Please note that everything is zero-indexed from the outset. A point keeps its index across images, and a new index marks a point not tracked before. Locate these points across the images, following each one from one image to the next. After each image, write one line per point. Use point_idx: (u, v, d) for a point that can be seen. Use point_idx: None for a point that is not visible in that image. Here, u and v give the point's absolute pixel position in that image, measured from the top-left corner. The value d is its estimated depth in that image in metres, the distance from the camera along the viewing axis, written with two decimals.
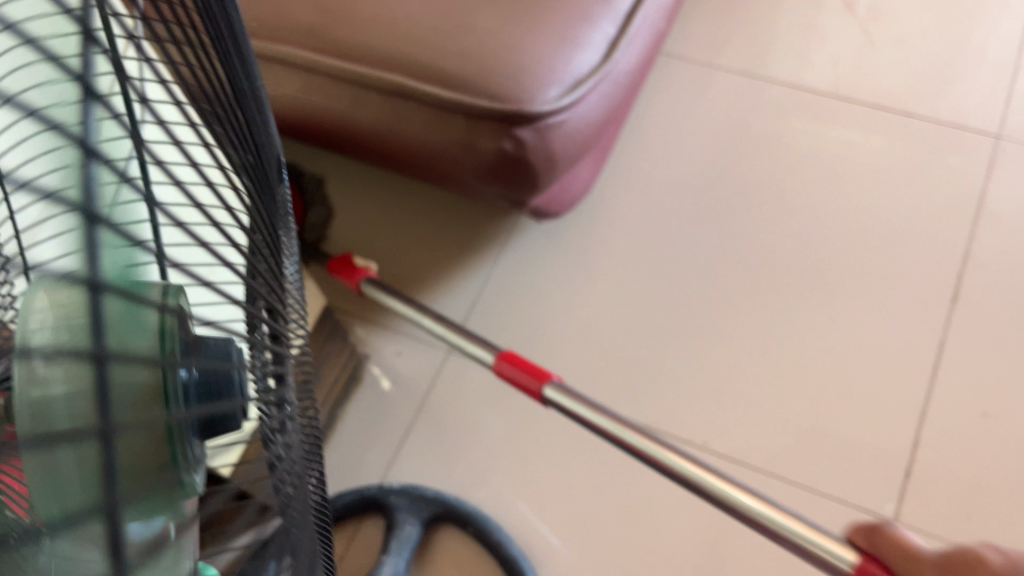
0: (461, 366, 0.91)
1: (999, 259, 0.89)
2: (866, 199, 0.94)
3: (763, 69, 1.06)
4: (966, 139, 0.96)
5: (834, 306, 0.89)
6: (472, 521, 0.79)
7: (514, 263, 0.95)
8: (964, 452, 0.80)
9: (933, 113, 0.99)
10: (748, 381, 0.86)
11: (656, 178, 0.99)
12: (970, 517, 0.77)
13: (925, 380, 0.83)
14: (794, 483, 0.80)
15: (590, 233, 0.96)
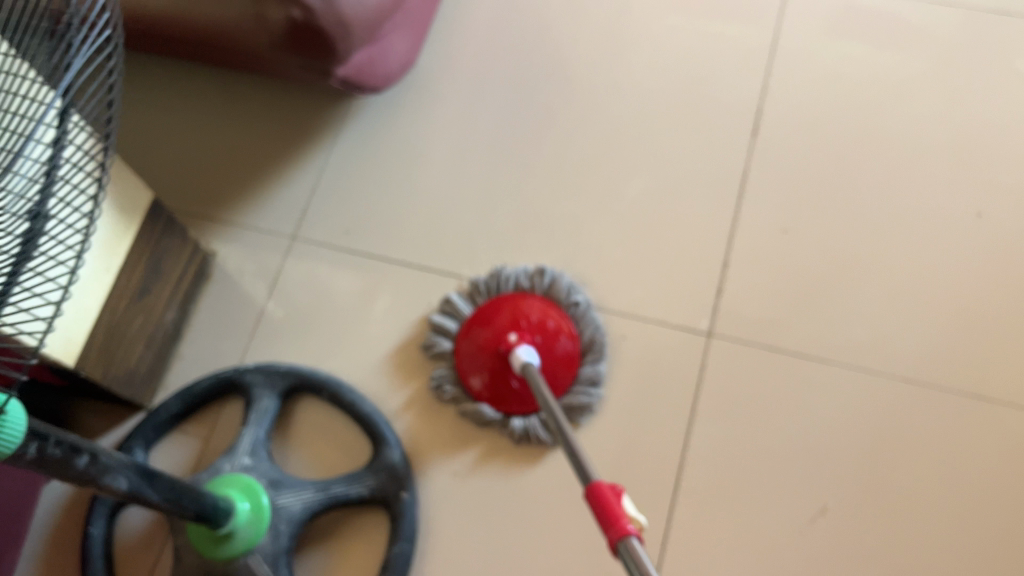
0: (306, 250, 0.93)
1: (794, 93, 0.95)
2: (674, 49, 0.99)
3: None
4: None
5: (649, 150, 0.94)
6: (326, 387, 0.84)
7: (350, 146, 0.97)
8: (767, 265, 0.88)
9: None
10: (575, 230, 0.91)
11: (483, 50, 1.01)
12: (779, 321, 0.85)
13: (732, 207, 0.90)
14: (620, 313, 0.87)
15: (422, 109, 0.98)
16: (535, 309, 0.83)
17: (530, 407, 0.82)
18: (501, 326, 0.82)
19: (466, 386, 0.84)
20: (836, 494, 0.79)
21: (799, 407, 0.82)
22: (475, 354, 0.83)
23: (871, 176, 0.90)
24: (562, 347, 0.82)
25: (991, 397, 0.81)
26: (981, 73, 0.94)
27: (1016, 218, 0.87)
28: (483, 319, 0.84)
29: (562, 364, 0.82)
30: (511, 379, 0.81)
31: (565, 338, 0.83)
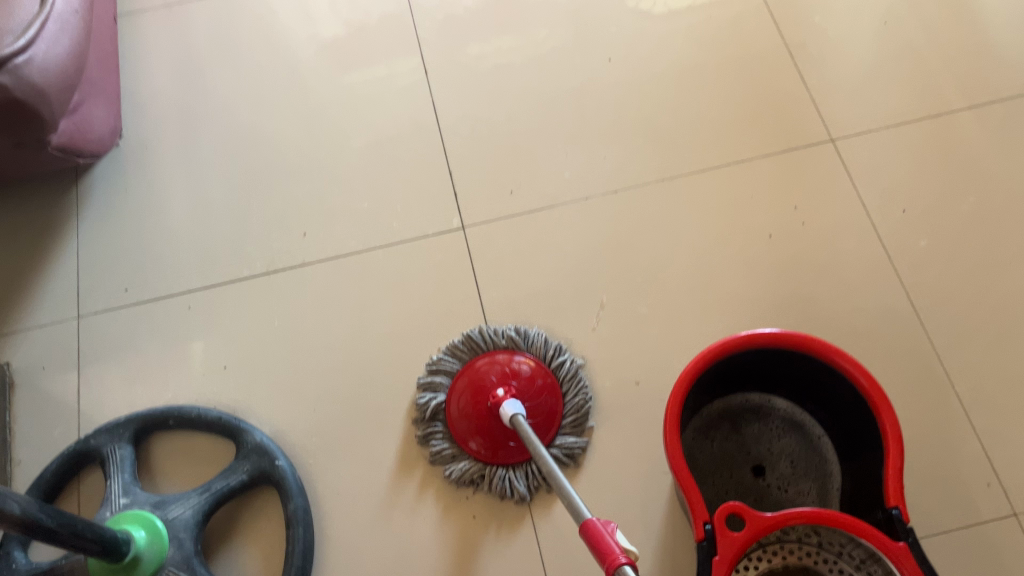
0: (95, 322, 0.99)
1: (441, 33, 1.16)
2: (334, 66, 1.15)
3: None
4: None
5: (354, 121, 1.10)
6: (170, 414, 0.89)
7: (95, 225, 1.05)
8: (481, 158, 1.06)
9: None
10: (322, 201, 1.05)
11: (179, 105, 1.13)
12: (512, 192, 1.03)
13: (435, 131, 1.08)
14: (387, 245, 1.01)
15: (147, 170, 1.08)
16: (491, 367, 0.89)
17: (520, 459, 0.86)
18: (489, 382, 0.88)
19: (464, 445, 0.88)
20: (608, 289, 0.97)
21: (552, 244, 1.00)
22: (463, 409, 0.88)
23: (524, 66, 1.12)
24: (545, 404, 0.88)
25: (679, 170, 1.03)
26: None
27: (633, 49, 1.12)
28: (461, 374, 0.90)
29: (537, 413, 0.87)
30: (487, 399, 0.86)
31: (547, 395, 0.88)
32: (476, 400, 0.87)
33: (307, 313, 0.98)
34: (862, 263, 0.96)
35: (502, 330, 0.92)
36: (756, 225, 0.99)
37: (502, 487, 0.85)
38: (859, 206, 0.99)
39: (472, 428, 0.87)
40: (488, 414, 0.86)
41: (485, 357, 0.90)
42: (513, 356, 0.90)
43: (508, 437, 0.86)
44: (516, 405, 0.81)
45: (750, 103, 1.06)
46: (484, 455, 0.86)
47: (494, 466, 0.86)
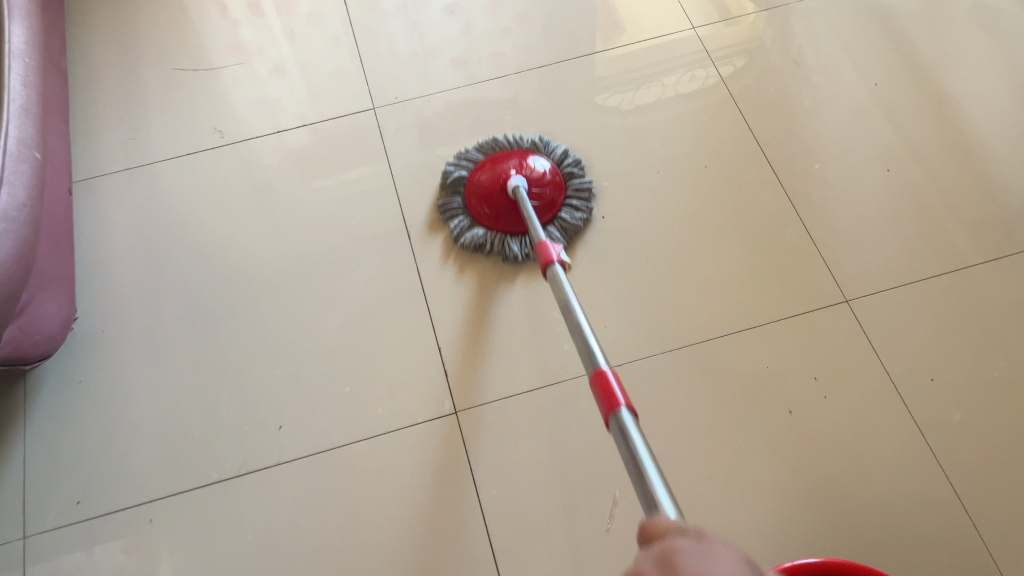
0: (42, 544, 0.87)
1: (423, 192, 1.10)
2: (307, 174, 1.12)
3: (171, 149, 1.15)
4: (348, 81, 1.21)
5: (331, 292, 1.02)
6: None
7: (46, 425, 0.94)
8: (472, 331, 0.98)
9: (321, 80, 1.21)
10: (299, 386, 0.96)
11: (142, 281, 1.05)
12: (509, 368, 0.95)
13: (421, 302, 1.01)
14: (373, 435, 0.92)
15: (106, 358, 0.99)
16: (489, 175, 1.03)
17: (519, 228, 1.02)
18: (502, 173, 1.02)
19: (478, 219, 1.03)
20: (621, 480, 0.88)
21: (555, 428, 0.91)
22: (485, 190, 1.02)
23: (513, 226, 1.06)
24: (549, 191, 1.02)
25: (686, 339, 0.95)
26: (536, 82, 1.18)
27: (628, 204, 1.06)
28: (478, 171, 1.05)
29: (543, 207, 1.02)
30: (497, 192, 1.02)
31: (504, 187, 1.01)
32: (490, 194, 1.02)
33: (285, 521, 0.87)
34: (893, 441, 0.88)
35: (525, 139, 1.07)
36: (775, 398, 0.91)
37: (508, 248, 1.01)
38: (883, 375, 0.92)
39: (496, 217, 1.02)
40: (502, 198, 1.02)
41: (488, 168, 1.04)
42: (524, 158, 1.03)
43: (512, 214, 1.02)
44: (522, 180, 0.99)
45: (755, 261, 1.00)
46: (494, 222, 1.02)
47: (499, 233, 1.02)
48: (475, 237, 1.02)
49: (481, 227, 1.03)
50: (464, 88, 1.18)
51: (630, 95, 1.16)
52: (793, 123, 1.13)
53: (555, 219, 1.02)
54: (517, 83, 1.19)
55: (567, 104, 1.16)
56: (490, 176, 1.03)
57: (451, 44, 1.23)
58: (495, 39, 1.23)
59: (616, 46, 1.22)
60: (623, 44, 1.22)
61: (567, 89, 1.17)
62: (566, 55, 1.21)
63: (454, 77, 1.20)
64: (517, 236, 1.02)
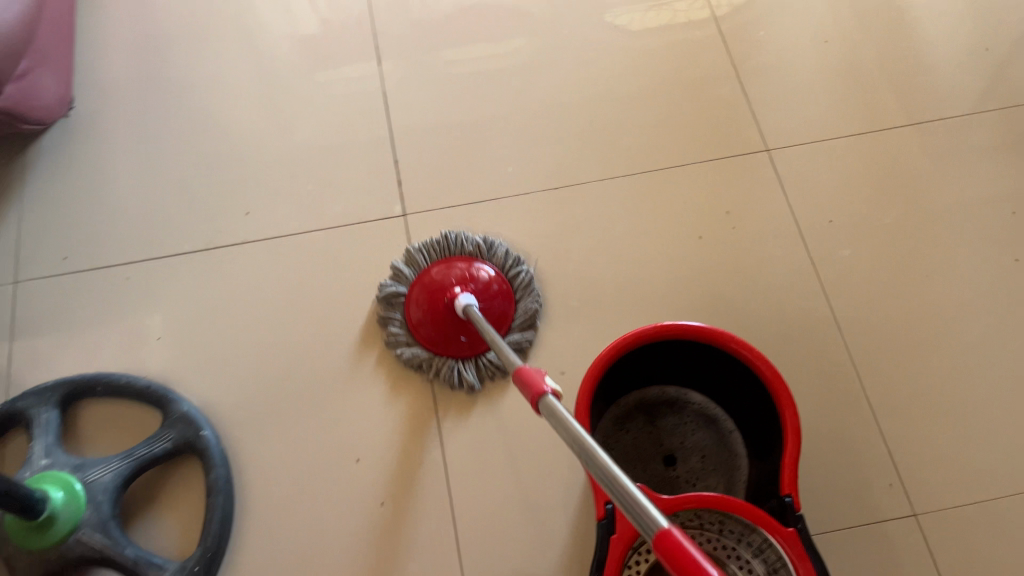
0: (30, 288, 0.99)
1: (398, 25, 1.18)
2: (316, 64, 1.15)
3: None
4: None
5: (304, 107, 1.12)
6: (98, 380, 0.90)
7: (38, 193, 1.06)
8: (427, 148, 1.08)
9: None
10: (266, 180, 1.06)
11: (132, 82, 1.14)
12: (455, 182, 1.06)
13: (384, 119, 1.10)
14: (329, 227, 1.03)
15: (95, 143, 1.09)
16: (445, 273, 0.94)
17: (479, 347, 0.93)
18: (442, 281, 0.94)
19: (415, 333, 0.94)
20: (542, 281, 0.99)
21: (490, 234, 1.02)
22: (450, 318, 0.92)
23: (476, 62, 1.15)
24: (360, 318, 0.91)
25: (618, 171, 1.06)
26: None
27: (582, 52, 1.15)
28: (410, 298, 0.95)
29: (497, 296, 0.94)
30: (453, 321, 0.92)
31: (501, 300, 0.94)
32: (436, 293, 0.93)
33: (244, 288, 0.99)
34: (786, 269, 0.99)
35: (470, 238, 0.97)
36: (687, 226, 1.02)
37: (453, 378, 0.91)
38: (788, 216, 1.03)
39: (445, 343, 0.92)
40: (444, 315, 0.92)
41: (442, 263, 0.95)
42: (464, 261, 0.96)
43: (459, 333, 0.92)
44: (470, 298, 0.89)
45: (691, 111, 1.10)
46: (438, 344, 0.93)
47: (444, 359, 0.92)
48: (450, 376, 0.91)
49: (423, 351, 0.93)
50: None
51: (642, 16, 1.18)
52: None
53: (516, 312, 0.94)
54: None
55: None
56: (444, 276, 0.94)
57: None
58: None
59: None
60: None
61: None
62: None
63: None
64: (480, 353, 0.93)
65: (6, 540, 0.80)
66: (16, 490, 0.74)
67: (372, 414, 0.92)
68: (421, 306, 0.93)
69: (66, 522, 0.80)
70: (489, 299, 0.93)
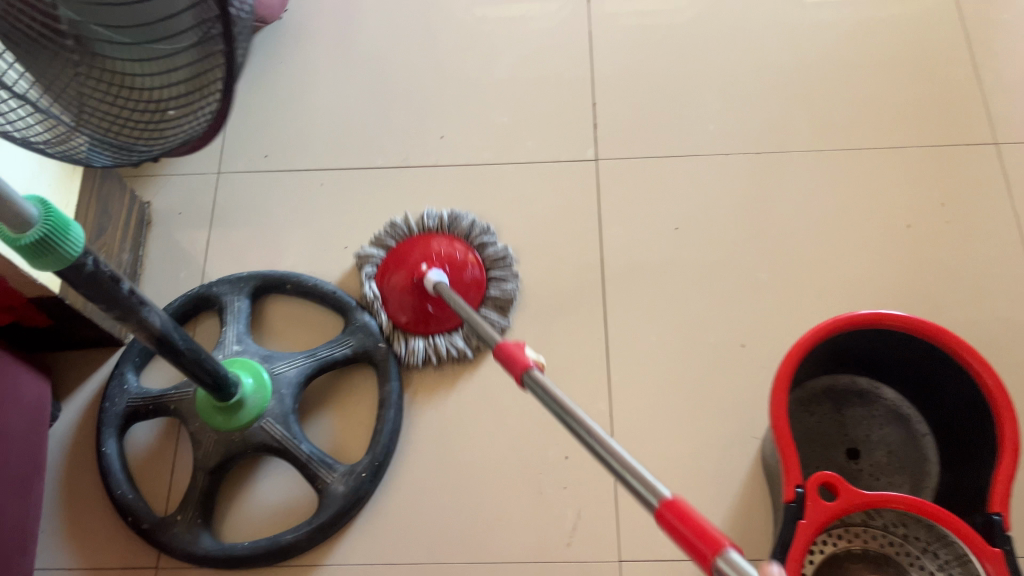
0: (232, 181, 1.03)
1: None
2: (513, 1, 1.13)
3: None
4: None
5: (506, 36, 1.10)
6: (289, 278, 0.93)
7: (247, 91, 1.09)
8: (627, 93, 1.05)
9: None
10: (462, 106, 1.06)
11: None
12: (653, 133, 1.02)
13: (587, 58, 1.08)
14: (520, 162, 1.02)
15: (302, 48, 1.12)
16: (408, 263, 0.93)
17: (452, 325, 0.92)
18: (417, 257, 0.92)
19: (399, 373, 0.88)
20: (731, 248, 0.96)
21: (683, 192, 0.99)
22: (399, 299, 0.91)
23: (687, 10, 1.10)
24: (470, 270, 0.93)
25: (826, 145, 1.00)
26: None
27: (802, 13, 1.09)
28: (399, 263, 0.93)
29: (471, 288, 0.92)
30: (431, 305, 0.91)
31: (472, 267, 0.93)
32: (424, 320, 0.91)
33: (431, 212, 1.00)
34: (998, 275, 0.93)
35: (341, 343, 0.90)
36: (894, 212, 0.96)
37: (442, 351, 0.91)
38: (1010, 217, 0.95)
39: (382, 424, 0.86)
40: (421, 296, 0.91)
41: (401, 260, 0.93)
42: (438, 241, 0.94)
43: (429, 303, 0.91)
44: (441, 274, 0.88)
45: (914, 90, 1.02)
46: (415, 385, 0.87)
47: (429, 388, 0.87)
48: (412, 355, 0.91)
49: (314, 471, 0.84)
50: None
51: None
52: None
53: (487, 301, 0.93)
54: None
55: None
56: (416, 254, 0.93)
57: None
58: None
59: None
60: None
61: None
62: None
63: None
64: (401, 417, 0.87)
65: (197, 415, 0.84)
66: (216, 370, 0.78)
67: (546, 354, 0.92)
68: (396, 281, 0.92)
69: (253, 408, 0.83)
70: (463, 290, 0.92)
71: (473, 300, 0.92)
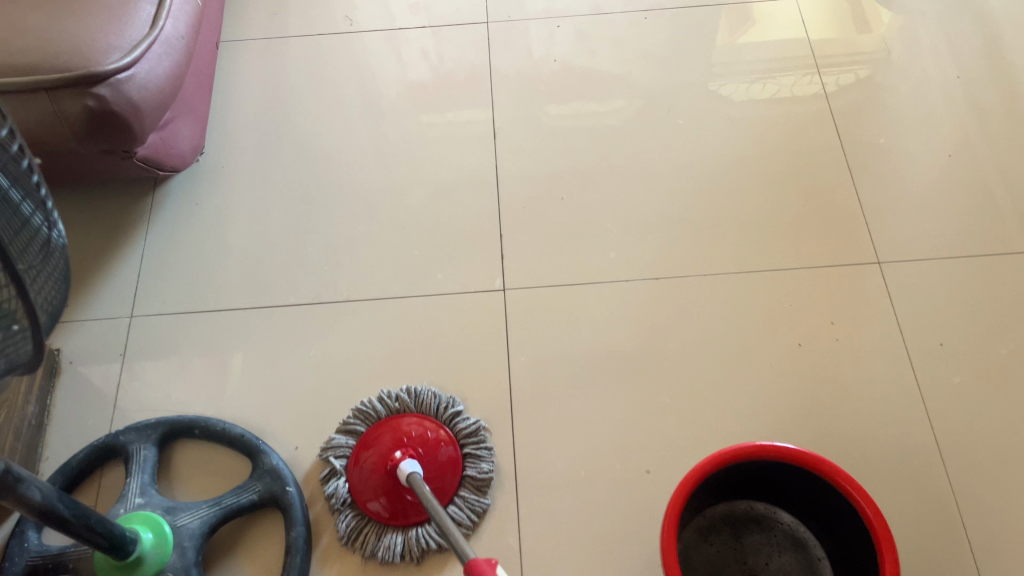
0: (145, 324, 1.04)
1: (515, 102, 1.21)
2: (423, 138, 1.18)
3: (308, 43, 1.30)
4: (475, 35, 1.30)
5: (416, 172, 1.15)
6: (197, 424, 0.93)
7: (162, 233, 1.11)
8: (533, 225, 1.10)
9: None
10: (374, 241, 1.09)
11: (258, 133, 1.20)
12: (558, 263, 1.06)
13: (494, 191, 1.12)
14: (430, 294, 1.05)
15: (218, 188, 1.15)
16: (415, 429, 0.92)
17: (420, 518, 0.87)
18: (388, 451, 0.90)
19: (377, 519, 0.88)
20: (634, 372, 0.99)
21: (588, 320, 1.02)
22: (366, 479, 0.89)
23: (589, 143, 1.17)
24: (443, 454, 0.91)
25: (723, 268, 1.05)
26: (653, 62, 1.25)
27: (696, 142, 1.16)
28: (365, 445, 0.92)
29: (447, 469, 0.91)
30: (407, 494, 0.87)
31: (444, 445, 0.92)
32: (385, 485, 0.88)
33: (343, 347, 1.02)
34: (890, 389, 0.96)
35: (247, 491, 0.89)
36: (788, 331, 1.00)
37: (416, 545, 0.86)
38: (896, 332, 1.00)
39: (395, 514, 0.88)
40: (396, 489, 0.88)
41: (414, 417, 0.94)
42: (437, 426, 0.93)
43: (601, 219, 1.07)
44: (415, 465, 0.85)
45: (800, 214, 1.09)
46: (387, 519, 0.87)
47: (390, 529, 0.87)
48: (389, 547, 0.86)
49: None
50: (567, 19, 1.31)
51: (748, 87, 1.22)
52: (869, 98, 1.20)
53: (462, 483, 0.91)
54: (615, 23, 1.30)
55: (665, 48, 1.26)
56: (414, 432, 0.92)
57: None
58: None
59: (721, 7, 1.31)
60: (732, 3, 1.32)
61: (669, 38, 1.27)
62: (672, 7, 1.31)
63: (564, 8, 1.32)
64: (427, 526, 0.87)
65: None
66: (110, 530, 0.77)
67: None
68: (371, 474, 0.89)
69: (152, 565, 0.81)
70: (438, 473, 0.90)
71: (450, 482, 0.90)
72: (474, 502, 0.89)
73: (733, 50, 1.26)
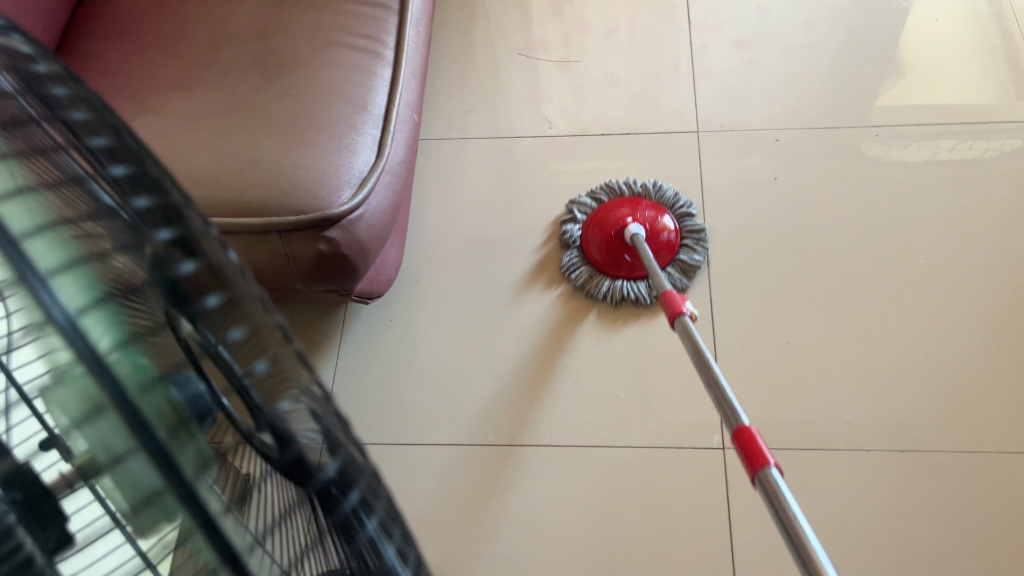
0: None
1: (729, 225, 1.12)
2: (629, 261, 1.10)
3: (488, 138, 1.26)
4: (674, 138, 1.22)
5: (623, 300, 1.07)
6: None
7: (356, 354, 1.07)
8: (754, 373, 1.00)
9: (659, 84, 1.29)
10: (577, 378, 1.02)
11: (454, 247, 1.15)
12: (784, 421, 0.96)
13: (709, 330, 1.03)
14: (639, 446, 0.96)
15: (413, 307, 1.11)
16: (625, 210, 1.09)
17: (637, 274, 1.07)
18: (619, 218, 1.08)
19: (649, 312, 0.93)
20: (877, 565, 0.87)
21: (819, 493, 0.91)
22: (593, 247, 1.08)
23: (814, 281, 1.06)
24: (666, 237, 1.07)
25: (978, 446, 0.92)
26: (861, 170, 1.15)
27: (937, 288, 1.04)
28: (597, 225, 1.09)
29: (664, 248, 1.07)
30: (625, 255, 1.06)
31: (667, 229, 1.08)
32: (608, 242, 1.07)
33: (545, 500, 0.94)
34: None
35: None
36: None
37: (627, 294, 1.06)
38: None
39: (619, 269, 1.07)
40: (619, 246, 1.06)
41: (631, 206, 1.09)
42: (661, 215, 1.09)
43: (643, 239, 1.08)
44: (640, 229, 1.04)
45: None
46: (610, 267, 1.08)
47: (620, 280, 1.07)
48: (599, 288, 1.07)
49: None
50: (784, 130, 1.20)
51: (904, 147, 1.17)
52: None
53: (674, 263, 1.08)
54: (839, 137, 1.19)
55: (897, 171, 1.15)
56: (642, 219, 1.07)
57: (779, 86, 1.25)
58: (823, 91, 1.24)
59: (962, 122, 1.18)
60: (976, 119, 1.18)
61: (903, 159, 1.15)
62: (904, 121, 1.19)
63: (779, 117, 1.22)
64: (640, 281, 1.07)
65: None
66: None
67: None
68: (601, 238, 1.08)
69: None
70: (657, 249, 1.07)
71: (664, 259, 1.07)
72: (683, 275, 1.06)
73: (908, 130, 1.18)
